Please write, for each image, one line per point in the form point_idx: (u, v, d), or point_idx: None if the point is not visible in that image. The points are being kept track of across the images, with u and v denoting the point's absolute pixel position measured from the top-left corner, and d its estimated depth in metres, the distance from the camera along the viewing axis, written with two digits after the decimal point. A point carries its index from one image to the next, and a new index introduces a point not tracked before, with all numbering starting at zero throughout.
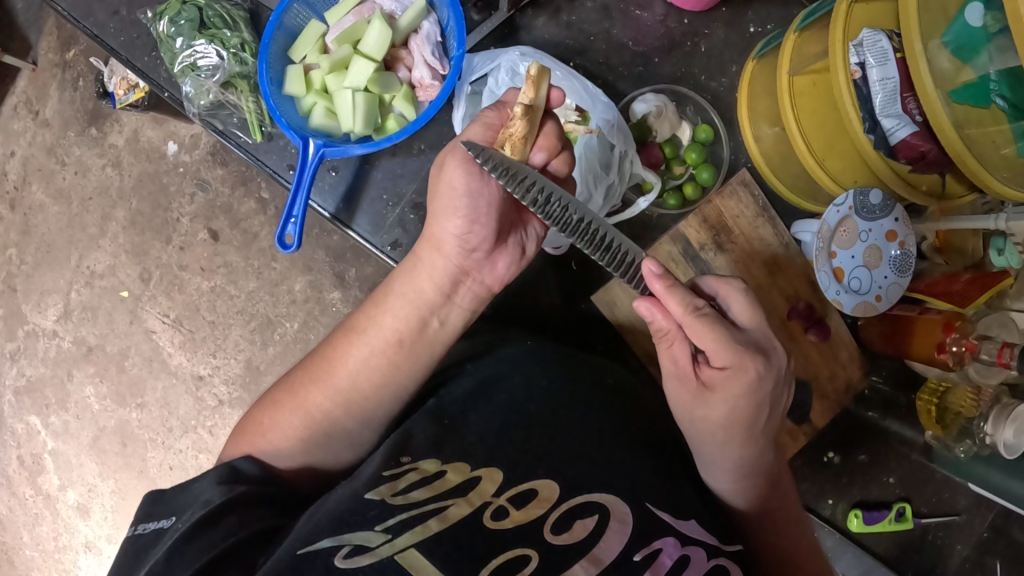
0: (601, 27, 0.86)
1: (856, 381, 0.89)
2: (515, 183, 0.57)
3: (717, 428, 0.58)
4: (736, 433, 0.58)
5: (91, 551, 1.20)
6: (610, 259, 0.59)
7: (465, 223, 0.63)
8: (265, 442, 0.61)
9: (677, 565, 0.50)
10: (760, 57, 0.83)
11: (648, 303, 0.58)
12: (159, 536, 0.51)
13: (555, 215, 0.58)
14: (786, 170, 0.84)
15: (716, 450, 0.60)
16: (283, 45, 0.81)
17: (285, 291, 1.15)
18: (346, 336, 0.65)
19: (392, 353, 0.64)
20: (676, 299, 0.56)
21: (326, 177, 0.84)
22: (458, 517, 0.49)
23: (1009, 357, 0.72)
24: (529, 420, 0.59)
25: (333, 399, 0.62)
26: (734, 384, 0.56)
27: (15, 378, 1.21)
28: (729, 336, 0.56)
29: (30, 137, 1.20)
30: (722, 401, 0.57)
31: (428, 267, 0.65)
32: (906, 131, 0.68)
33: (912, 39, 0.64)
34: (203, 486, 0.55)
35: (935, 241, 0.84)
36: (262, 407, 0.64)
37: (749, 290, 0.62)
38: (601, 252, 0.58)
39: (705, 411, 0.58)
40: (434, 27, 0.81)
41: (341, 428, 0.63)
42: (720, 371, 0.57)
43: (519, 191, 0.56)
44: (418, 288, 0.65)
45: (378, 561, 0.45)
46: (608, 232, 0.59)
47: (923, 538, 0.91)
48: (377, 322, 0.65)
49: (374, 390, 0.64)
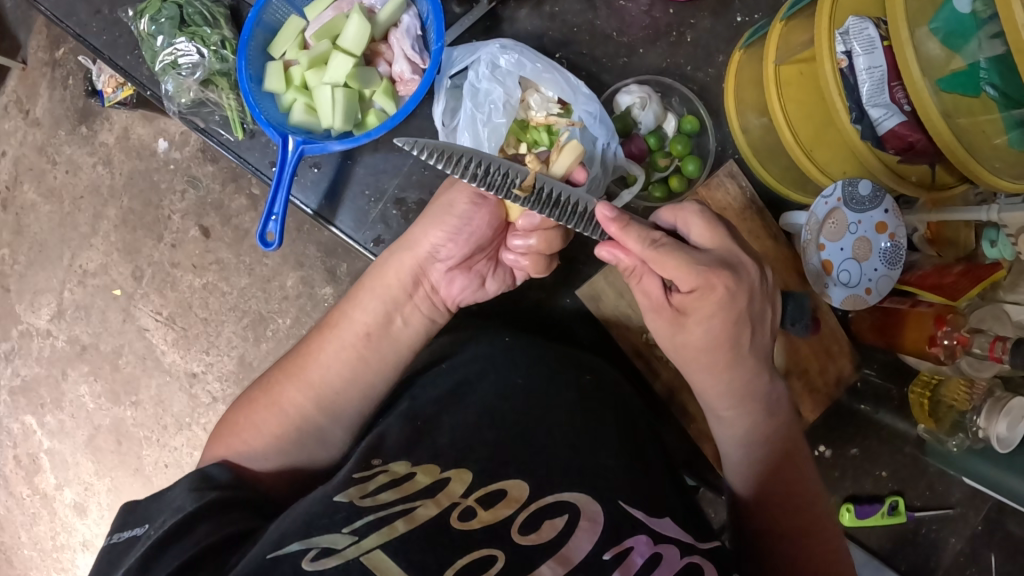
0: (585, 17, 0.85)
1: (847, 374, 0.87)
2: (454, 165, 0.57)
3: (695, 349, 0.61)
4: (722, 347, 0.61)
5: (89, 549, 1.21)
6: (561, 213, 0.61)
7: (446, 236, 0.67)
8: (241, 444, 0.62)
9: (648, 564, 0.48)
10: (747, 46, 0.81)
11: (609, 247, 0.61)
12: (132, 543, 0.52)
13: (499, 182, 0.58)
14: (774, 161, 0.83)
15: (705, 374, 0.63)
16: (261, 41, 0.80)
17: (277, 286, 1.15)
18: (320, 333, 0.67)
19: (362, 347, 0.66)
20: (633, 236, 0.58)
21: (307, 173, 0.83)
22: (425, 518, 0.49)
23: (1000, 350, 0.70)
24: (503, 422, 0.58)
25: (306, 396, 0.63)
26: (705, 306, 0.59)
27: (10, 378, 1.22)
28: (692, 260, 0.59)
29: (21, 136, 1.19)
30: (698, 323, 0.60)
31: (397, 263, 0.68)
32: (894, 120, 0.67)
33: (898, 27, 0.62)
34: (177, 494, 0.55)
35: (926, 233, 0.82)
36: (240, 407, 0.65)
37: (704, 209, 0.65)
38: (552, 209, 0.60)
39: (687, 335, 0.61)
40: (414, 20, 0.80)
41: (315, 425, 0.63)
42: (690, 295, 0.59)
43: (458, 172, 0.57)
44: (385, 283, 0.68)
45: (344, 563, 0.45)
46: (551, 188, 0.61)
47: (917, 532, 0.92)
48: (350, 318, 0.67)
49: (344, 384, 0.65)
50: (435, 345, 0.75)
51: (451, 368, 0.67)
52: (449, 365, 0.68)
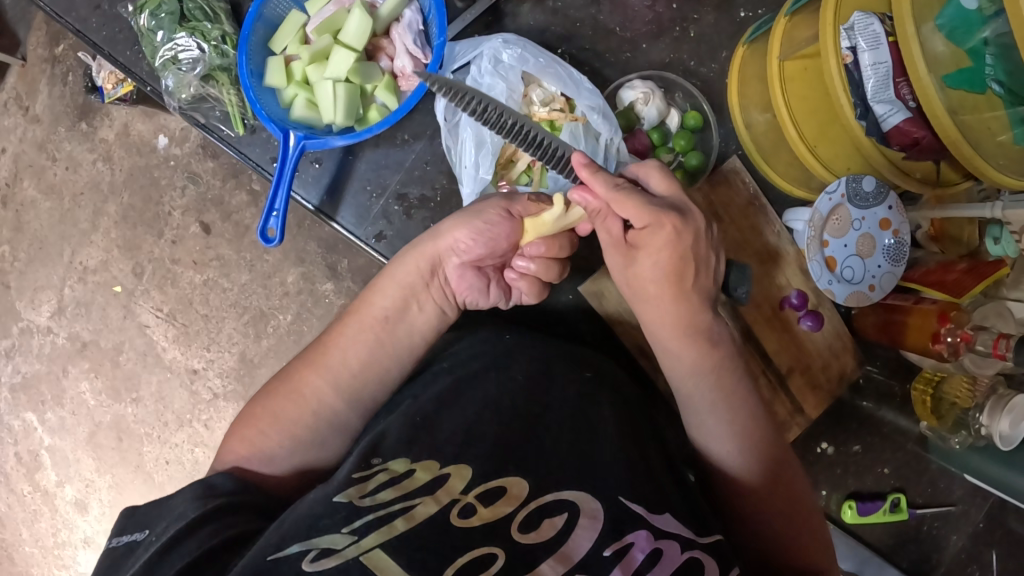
0: (588, 12, 0.84)
1: (850, 371, 0.86)
2: (460, 99, 0.64)
3: (643, 280, 0.61)
4: (671, 283, 0.60)
5: (91, 546, 1.22)
6: (542, 154, 0.67)
7: (471, 235, 0.67)
8: (256, 434, 0.62)
9: (649, 559, 0.49)
10: (751, 42, 0.81)
11: (579, 191, 0.61)
12: (132, 548, 0.52)
13: (493, 121, 0.65)
14: (777, 156, 0.82)
15: (648, 306, 0.62)
16: (261, 36, 0.79)
17: (278, 282, 1.15)
18: (343, 320, 0.68)
19: (382, 333, 0.66)
20: (599, 181, 0.59)
21: (308, 169, 0.83)
22: (424, 516, 0.49)
23: (1005, 348, 0.70)
24: (503, 418, 0.59)
25: (325, 378, 0.64)
26: (654, 240, 0.59)
27: (10, 375, 1.21)
28: (647, 200, 0.59)
29: (21, 133, 1.18)
30: (647, 258, 0.60)
31: (417, 252, 0.68)
32: (899, 116, 0.67)
33: (902, 23, 0.62)
34: (180, 501, 0.54)
35: (930, 230, 0.82)
36: (257, 399, 0.65)
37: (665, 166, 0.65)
38: (533, 148, 0.66)
39: (636, 271, 0.61)
40: (416, 14, 0.79)
41: (332, 410, 0.63)
42: (643, 232, 0.60)
43: (461, 105, 0.63)
44: (403, 271, 0.68)
45: (343, 563, 0.45)
46: (538, 132, 0.67)
47: (918, 528, 0.92)
48: (370, 304, 0.67)
49: (362, 368, 0.65)
50: (437, 342, 0.75)
51: (452, 365, 0.67)
52: (449, 364, 0.68)
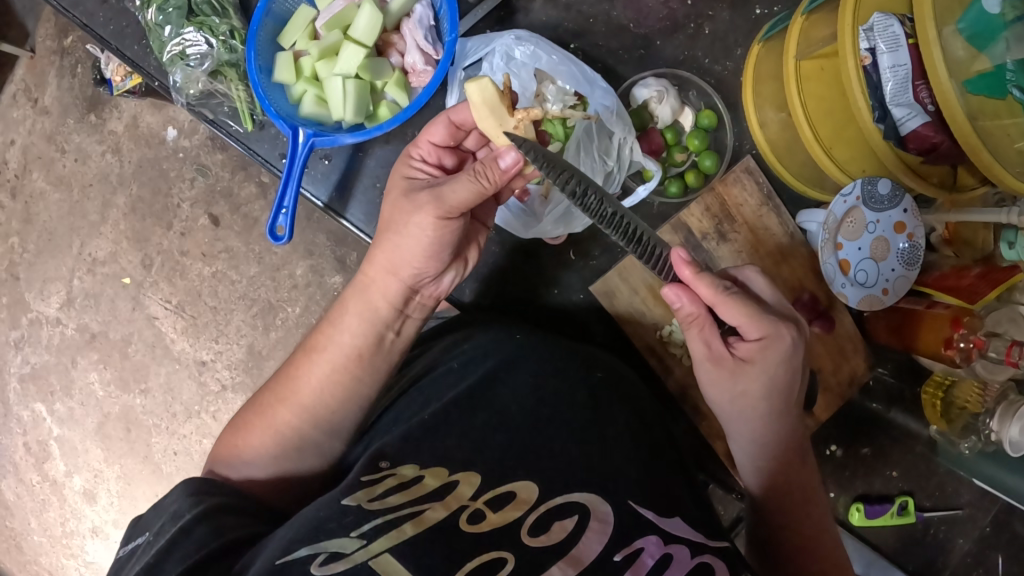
0: (601, 8, 0.83)
1: (861, 373, 0.87)
2: (552, 173, 0.58)
3: (753, 399, 0.64)
4: (779, 399, 0.64)
5: (99, 536, 1.23)
6: (640, 249, 0.62)
7: (427, 258, 0.66)
8: (238, 461, 0.63)
9: (658, 565, 0.48)
10: (766, 40, 0.80)
11: (676, 290, 0.63)
12: (133, 553, 0.53)
13: (592, 206, 0.59)
14: (792, 157, 0.81)
15: (753, 424, 0.65)
16: (271, 32, 0.79)
17: (287, 275, 1.15)
18: (306, 356, 0.66)
19: (353, 368, 0.65)
20: (705, 282, 0.61)
21: (318, 165, 0.83)
22: (434, 520, 0.49)
23: (1018, 355, 0.69)
24: (508, 420, 0.59)
25: (300, 416, 0.63)
26: (773, 355, 0.62)
27: (19, 365, 1.22)
28: (762, 312, 0.62)
29: (30, 124, 1.18)
30: (761, 371, 0.63)
31: (381, 285, 0.67)
32: (917, 121, 0.66)
33: (924, 26, 0.60)
34: (173, 500, 0.55)
35: (944, 233, 0.80)
36: (235, 428, 0.65)
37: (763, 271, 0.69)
38: (633, 244, 0.61)
39: (745, 386, 0.63)
40: (427, 9, 0.78)
41: (312, 442, 0.64)
42: (755, 343, 0.63)
43: (555, 177, 0.58)
44: (373, 305, 0.67)
45: (354, 566, 0.44)
46: (637, 225, 0.62)
47: (925, 531, 0.92)
48: (336, 341, 0.66)
49: (339, 404, 0.65)
50: (444, 344, 0.75)
51: (462, 365, 0.67)
52: (458, 364, 0.68)
